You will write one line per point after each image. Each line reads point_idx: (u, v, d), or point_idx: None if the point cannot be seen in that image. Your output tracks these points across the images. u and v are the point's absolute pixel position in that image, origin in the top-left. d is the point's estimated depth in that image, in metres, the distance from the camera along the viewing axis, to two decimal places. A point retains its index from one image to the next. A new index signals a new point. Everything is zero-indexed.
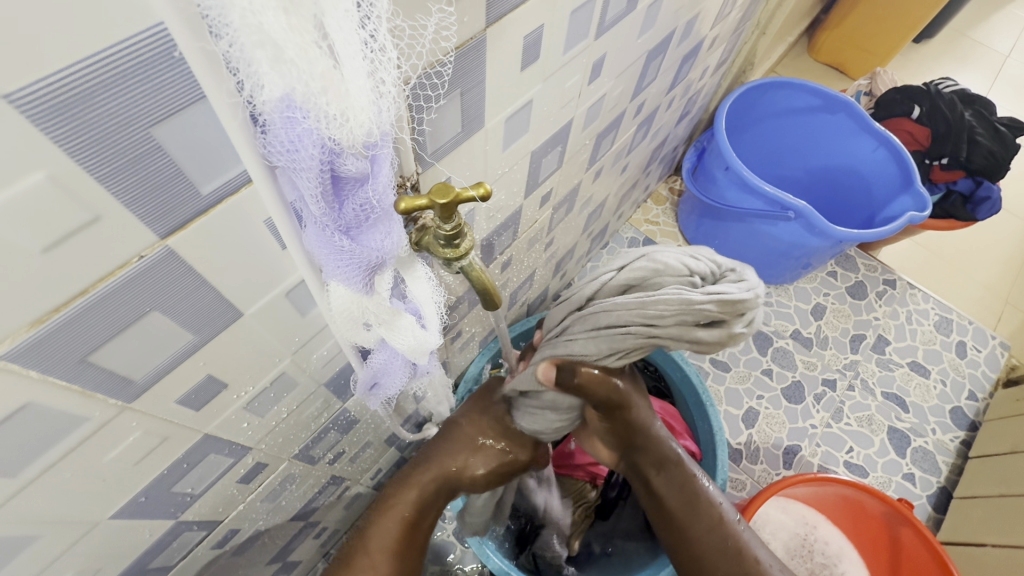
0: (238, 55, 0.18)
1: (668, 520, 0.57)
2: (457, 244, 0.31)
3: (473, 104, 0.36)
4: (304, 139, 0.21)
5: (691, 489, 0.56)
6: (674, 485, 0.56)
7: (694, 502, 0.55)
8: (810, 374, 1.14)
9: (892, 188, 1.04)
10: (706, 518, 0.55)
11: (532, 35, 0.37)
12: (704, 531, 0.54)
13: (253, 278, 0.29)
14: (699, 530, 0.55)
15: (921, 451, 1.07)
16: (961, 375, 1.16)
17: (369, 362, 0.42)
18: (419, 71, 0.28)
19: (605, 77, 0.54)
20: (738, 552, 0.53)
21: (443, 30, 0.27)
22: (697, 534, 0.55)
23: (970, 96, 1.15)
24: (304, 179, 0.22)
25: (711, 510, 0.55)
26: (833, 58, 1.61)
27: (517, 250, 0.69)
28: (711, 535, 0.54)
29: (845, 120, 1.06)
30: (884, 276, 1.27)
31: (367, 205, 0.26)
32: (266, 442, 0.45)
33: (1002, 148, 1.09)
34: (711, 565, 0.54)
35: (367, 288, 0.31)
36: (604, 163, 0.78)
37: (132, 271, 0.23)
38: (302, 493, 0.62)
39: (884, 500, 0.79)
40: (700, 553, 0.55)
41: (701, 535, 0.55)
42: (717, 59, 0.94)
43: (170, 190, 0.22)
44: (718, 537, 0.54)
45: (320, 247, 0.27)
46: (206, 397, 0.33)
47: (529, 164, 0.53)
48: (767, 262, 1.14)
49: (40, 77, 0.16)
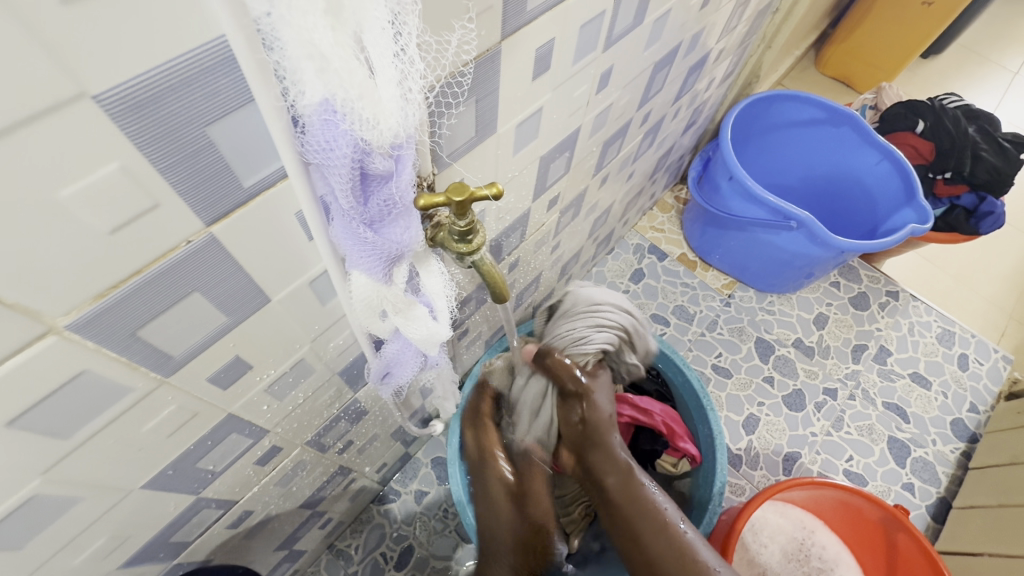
0: (286, 65, 0.21)
1: (621, 523, 0.62)
2: (470, 240, 0.34)
3: (487, 111, 0.38)
4: (339, 140, 0.23)
5: (637, 491, 0.62)
6: (623, 488, 0.62)
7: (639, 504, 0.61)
8: (811, 382, 1.15)
9: (895, 201, 1.06)
10: (656, 521, 0.60)
11: (543, 47, 0.40)
12: (651, 532, 0.59)
13: (283, 268, 0.32)
14: (646, 531, 0.60)
15: (920, 461, 1.08)
16: (963, 388, 1.16)
17: (383, 352, 0.45)
18: (443, 79, 0.30)
19: (612, 87, 0.57)
20: (682, 553, 0.57)
21: (466, 43, 0.30)
22: (647, 538, 0.59)
23: (973, 111, 1.17)
24: (336, 176, 0.25)
25: (657, 514, 0.60)
26: (839, 71, 1.63)
27: (524, 251, 0.72)
28: (657, 536, 0.59)
29: (848, 133, 1.08)
30: (887, 288, 1.28)
31: (390, 201, 0.28)
32: (282, 426, 0.47)
33: (1006, 165, 1.10)
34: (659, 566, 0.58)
35: (386, 278, 0.33)
36: (610, 169, 0.80)
37: (181, 254, 0.25)
38: (311, 481, 0.64)
39: (880, 505, 0.79)
40: (650, 554, 0.59)
41: (647, 535, 0.59)
42: (724, 71, 0.97)
43: (218, 182, 0.24)
44: (664, 538, 0.59)
45: (345, 239, 0.29)
46: (232, 376, 0.36)
47: (538, 168, 0.55)
48: (771, 271, 1.16)
49: (120, 81, 0.18)
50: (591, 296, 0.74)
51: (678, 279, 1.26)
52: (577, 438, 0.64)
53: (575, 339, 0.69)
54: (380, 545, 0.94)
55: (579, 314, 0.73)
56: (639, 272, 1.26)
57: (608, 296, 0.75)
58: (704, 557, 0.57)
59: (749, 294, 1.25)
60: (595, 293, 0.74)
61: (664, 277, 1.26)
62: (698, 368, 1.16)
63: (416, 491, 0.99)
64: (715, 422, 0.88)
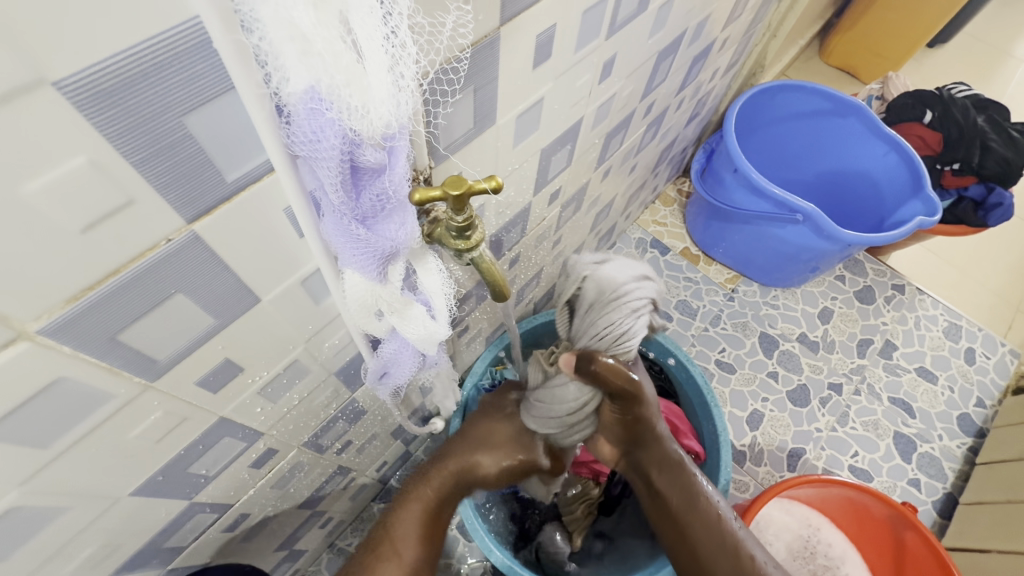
0: (267, 49, 0.19)
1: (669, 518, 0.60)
2: (468, 236, 0.32)
3: (486, 101, 0.37)
4: (326, 130, 0.22)
5: (689, 490, 0.59)
6: (675, 484, 0.60)
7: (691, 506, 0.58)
8: (816, 377, 1.14)
9: (903, 193, 1.04)
10: (708, 517, 0.58)
11: (544, 34, 0.38)
12: (701, 529, 0.57)
13: (272, 266, 0.30)
14: (699, 528, 0.57)
15: (927, 457, 1.07)
16: (969, 382, 1.15)
17: (380, 351, 0.43)
18: (437, 66, 0.29)
19: (615, 76, 0.55)
20: (734, 550, 0.56)
21: (461, 27, 0.28)
22: (693, 534, 0.58)
23: (983, 100, 1.15)
24: (324, 169, 0.23)
25: (711, 511, 0.58)
26: (844, 62, 1.61)
27: (525, 246, 0.70)
28: (706, 532, 0.57)
29: (855, 124, 1.06)
30: (893, 281, 1.26)
31: (384, 195, 0.27)
32: (277, 429, 0.46)
33: (1016, 155, 1.09)
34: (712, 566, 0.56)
35: (381, 276, 0.32)
36: (613, 162, 0.79)
37: (161, 253, 0.24)
38: (310, 482, 0.63)
39: (888, 503, 0.78)
40: (698, 552, 0.57)
41: (697, 533, 0.57)
42: (728, 61, 0.95)
43: (199, 177, 0.23)
44: (713, 534, 0.57)
45: (336, 235, 0.28)
46: (223, 379, 0.35)
47: (538, 161, 0.54)
48: (776, 265, 1.14)
49: (83, 66, 0.17)
50: (619, 279, 0.55)
51: (681, 274, 1.24)
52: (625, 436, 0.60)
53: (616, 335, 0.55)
54: None
55: (613, 306, 0.55)
56: None
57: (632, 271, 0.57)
58: (753, 552, 0.56)
59: (753, 289, 1.23)
60: (619, 271, 0.56)
61: (667, 271, 1.25)
62: (702, 363, 1.14)
63: None
64: (719, 419, 0.86)
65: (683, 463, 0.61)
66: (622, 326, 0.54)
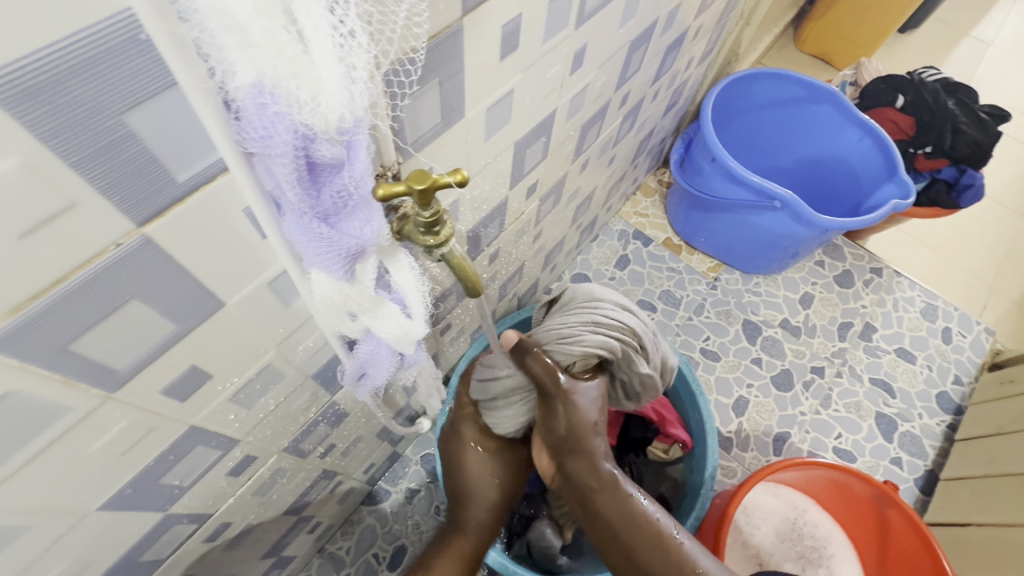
0: (209, 41, 0.18)
1: (609, 540, 0.55)
2: (437, 231, 0.31)
3: (453, 94, 0.36)
4: (277, 125, 0.21)
5: (630, 510, 0.55)
6: (614, 505, 0.55)
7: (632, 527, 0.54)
8: (799, 362, 1.15)
9: (877, 177, 1.05)
10: (650, 536, 0.54)
11: (510, 24, 0.37)
12: (647, 552, 0.54)
13: (235, 269, 0.30)
14: (642, 551, 0.54)
15: (908, 435, 1.09)
16: (947, 361, 1.17)
17: (356, 352, 0.43)
18: (392, 59, 0.28)
19: (587, 66, 0.55)
20: (680, 566, 0.53)
21: (416, 16, 0.27)
22: (638, 554, 0.54)
23: (953, 84, 1.16)
24: (279, 165, 0.23)
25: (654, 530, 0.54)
26: (818, 49, 1.62)
27: (504, 241, 0.70)
28: (652, 554, 0.54)
29: (829, 111, 1.08)
30: (870, 265, 1.28)
31: (345, 192, 0.26)
32: (254, 435, 0.45)
33: (985, 137, 1.10)
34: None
35: (348, 277, 0.31)
36: (590, 154, 0.78)
37: (111, 259, 0.23)
38: (293, 487, 0.62)
39: (871, 483, 0.78)
40: (646, 573, 0.54)
41: (641, 553, 0.54)
42: (702, 50, 0.95)
43: (146, 178, 0.22)
44: (659, 556, 0.54)
45: (299, 235, 0.27)
46: (191, 387, 0.34)
47: (513, 155, 0.53)
48: (756, 252, 1.15)
49: (6, 62, 0.16)
50: (592, 291, 0.63)
51: (664, 264, 1.25)
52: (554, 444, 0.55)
53: (563, 337, 0.59)
54: (372, 546, 0.93)
55: (573, 311, 0.62)
56: (624, 259, 1.25)
57: (610, 294, 0.63)
58: (704, 567, 0.54)
59: (735, 276, 1.24)
60: (598, 289, 0.64)
61: (649, 262, 1.25)
62: (687, 352, 1.15)
63: (407, 490, 0.97)
64: (705, 407, 0.87)
65: (620, 480, 0.56)
66: (569, 328, 0.59)
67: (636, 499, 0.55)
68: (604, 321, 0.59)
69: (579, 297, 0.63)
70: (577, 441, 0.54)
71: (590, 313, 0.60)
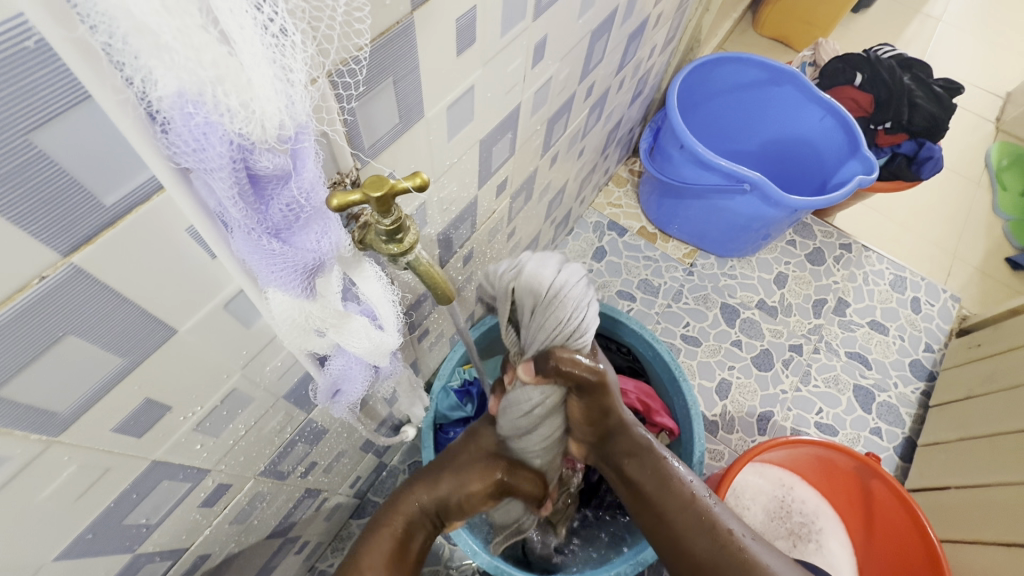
0: (120, 47, 0.16)
1: (642, 501, 0.61)
2: (400, 238, 0.30)
3: (409, 93, 0.35)
4: (209, 136, 0.19)
5: (662, 473, 0.60)
6: (647, 469, 0.61)
7: (664, 489, 0.60)
8: (777, 341, 1.17)
9: (840, 154, 1.07)
10: (682, 496, 0.59)
11: (464, 18, 0.36)
12: (677, 510, 0.59)
13: (183, 293, 0.28)
14: (673, 509, 0.59)
15: (885, 405, 1.12)
16: (917, 330, 1.20)
17: (328, 368, 0.41)
18: (334, 64, 0.26)
19: (549, 58, 0.54)
20: (711, 526, 0.57)
21: (356, 11, 0.25)
22: (668, 513, 0.59)
23: (908, 60, 1.19)
24: (218, 180, 0.21)
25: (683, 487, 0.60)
26: (777, 32, 1.65)
27: (477, 242, 0.68)
28: (683, 511, 0.58)
29: (791, 92, 1.09)
30: (840, 241, 1.31)
31: (294, 204, 0.24)
32: (225, 462, 0.43)
33: (942, 111, 1.14)
34: (689, 544, 0.57)
35: (308, 293, 0.29)
36: (559, 147, 0.77)
37: (36, 293, 0.21)
38: (275, 510, 0.60)
39: (853, 455, 0.80)
40: (675, 530, 0.58)
41: (673, 512, 0.59)
42: (664, 37, 0.95)
43: (67, 203, 0.20)
44: (689, 513, 0.58)
45: (250, 253, 0.25)
46: (147, 422, 0.31)
47: (479, 152, 0.52)
48: (730, 236, 1.17)
49: None
50: (539, 276, 0.48)
51: (640, 253, 1.25)
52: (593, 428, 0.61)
53: (570, 335, 0.50)
54: None
55: (553, 306, 0.48)
56: (600, 250, 1.25)
57: (549, 264, 0.49)
58: (732, 528, 0.57)
59: (710, 261, 1.25)
60: (537, 267, 0.49)
61: (626, 253, 1.25)
62: (668, 340, 1.16)
63: None
64: (689, 393, 0.87)
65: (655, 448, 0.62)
66: (573, 322, 0.49)
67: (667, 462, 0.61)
68: (578, 288, 0.49)
69: (527, 290, 0.49)
70: (615, 417, 0.61)
71: (565, 301, 0.48)
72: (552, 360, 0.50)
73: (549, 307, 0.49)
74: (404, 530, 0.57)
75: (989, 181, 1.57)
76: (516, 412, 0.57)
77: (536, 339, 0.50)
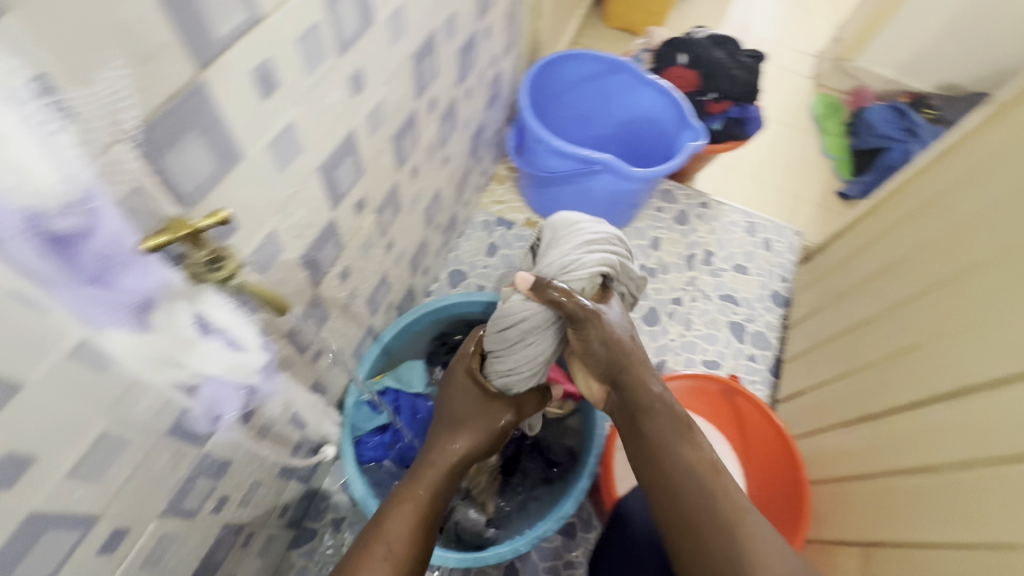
0: None
1: (655, 454, 0.67)
2: (222, 265, 0.35)
3: (220, 141, 0.40)
4: (4, 212, 0.26)
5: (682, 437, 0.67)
6: (666, 428, 0.67)
7: (665, 460, 0.66)
8: (660, 298, 1.31)
9: (676, 126, 1.22)
10: (696, 461, 0.65)
11: (260, 68, 0.41)
12: (687, 466, 0.65)
13: (19, 351, 0.31)
14: (682, 470, 0.64)
15: (756, 334, 1.29)
16: (772, 265, 1.39)
17: (201, 396, 0.45)
18: (113, 134, 0.31)
19: (373, 85, 0.60)
20: (718, 489, 0.63)
21: (118, 92, 0.30)
22: (677, 472, 0.65)
23: (721, 38, 1.36)
24: (21, 246, 0.27)
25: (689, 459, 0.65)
26: (621, 22, 1.82)
27: (351, 258, 0.73)
28: (695, 469, 0.64)
29: (627, 78, 1.23)
30: (699, 200, 1.47)
31: (103, 254, 0.32)
32: (116, 506, 0.45)
33: (753, 77, 1.33)
34: (689, 497, 0.63)
35: (142, 326, 0.37)
36: (417, 159, 0.84)
37: None
38: (192, 549, 0.62)
39: (720, 380, 0.93)
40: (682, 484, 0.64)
41: (685, 471, 0.64)
42: (502, 45, 1.04)
43: None
44: (701, 473, 0.64)
45: (76, 302, 0.32)
46: (15, 474, 0.34)
47: (320, 179, 0.57)
48: (602, 211, 1.29)
49: None
50: (569, 219, 0.73)
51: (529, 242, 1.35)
52: (604, 366, 0.70)
53: (567, 266, 0.69)
54: None
55: (565, 243, 0.71)
56: (492, 246, 1.33)
57: (585, 215, 0.74)
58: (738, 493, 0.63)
59: None
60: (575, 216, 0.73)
61: (516, 244, 1.34)
62: None
63: (333, 521, 0.99)
64: None
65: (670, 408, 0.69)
66: (569, 256, 0.69)
67: (676, 432, 0.67)
68: (591, 236, 0.70)
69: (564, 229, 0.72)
70: (630, 375, 0.69)
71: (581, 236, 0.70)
72: (546, 287, 0.66)
73: (565, 238, 0.72)
74: (428, 499, 0.66)
75: (814, 129, 1.84)
76: (505, 319, 0.72)
77: (554, 261, 0.70)
